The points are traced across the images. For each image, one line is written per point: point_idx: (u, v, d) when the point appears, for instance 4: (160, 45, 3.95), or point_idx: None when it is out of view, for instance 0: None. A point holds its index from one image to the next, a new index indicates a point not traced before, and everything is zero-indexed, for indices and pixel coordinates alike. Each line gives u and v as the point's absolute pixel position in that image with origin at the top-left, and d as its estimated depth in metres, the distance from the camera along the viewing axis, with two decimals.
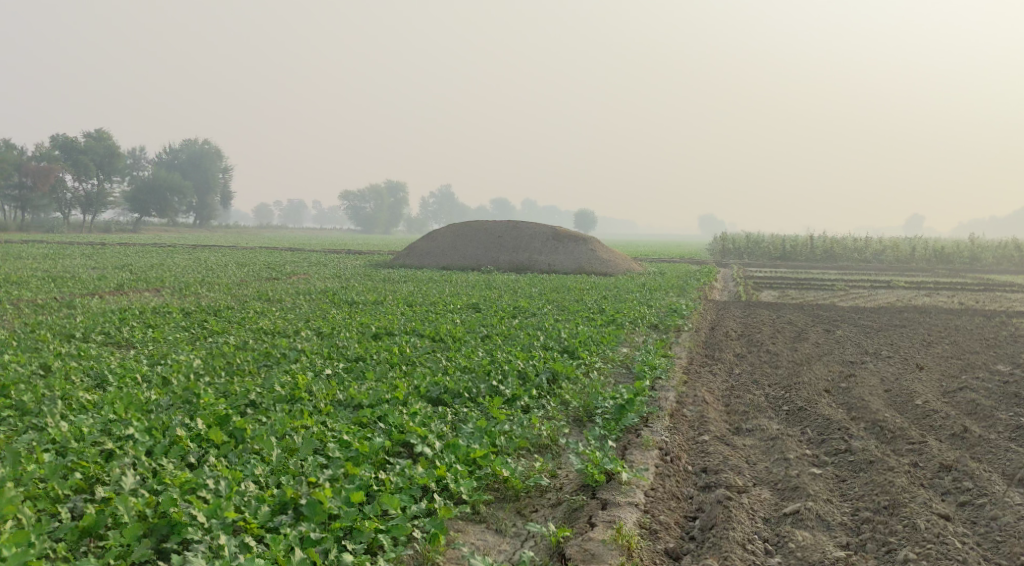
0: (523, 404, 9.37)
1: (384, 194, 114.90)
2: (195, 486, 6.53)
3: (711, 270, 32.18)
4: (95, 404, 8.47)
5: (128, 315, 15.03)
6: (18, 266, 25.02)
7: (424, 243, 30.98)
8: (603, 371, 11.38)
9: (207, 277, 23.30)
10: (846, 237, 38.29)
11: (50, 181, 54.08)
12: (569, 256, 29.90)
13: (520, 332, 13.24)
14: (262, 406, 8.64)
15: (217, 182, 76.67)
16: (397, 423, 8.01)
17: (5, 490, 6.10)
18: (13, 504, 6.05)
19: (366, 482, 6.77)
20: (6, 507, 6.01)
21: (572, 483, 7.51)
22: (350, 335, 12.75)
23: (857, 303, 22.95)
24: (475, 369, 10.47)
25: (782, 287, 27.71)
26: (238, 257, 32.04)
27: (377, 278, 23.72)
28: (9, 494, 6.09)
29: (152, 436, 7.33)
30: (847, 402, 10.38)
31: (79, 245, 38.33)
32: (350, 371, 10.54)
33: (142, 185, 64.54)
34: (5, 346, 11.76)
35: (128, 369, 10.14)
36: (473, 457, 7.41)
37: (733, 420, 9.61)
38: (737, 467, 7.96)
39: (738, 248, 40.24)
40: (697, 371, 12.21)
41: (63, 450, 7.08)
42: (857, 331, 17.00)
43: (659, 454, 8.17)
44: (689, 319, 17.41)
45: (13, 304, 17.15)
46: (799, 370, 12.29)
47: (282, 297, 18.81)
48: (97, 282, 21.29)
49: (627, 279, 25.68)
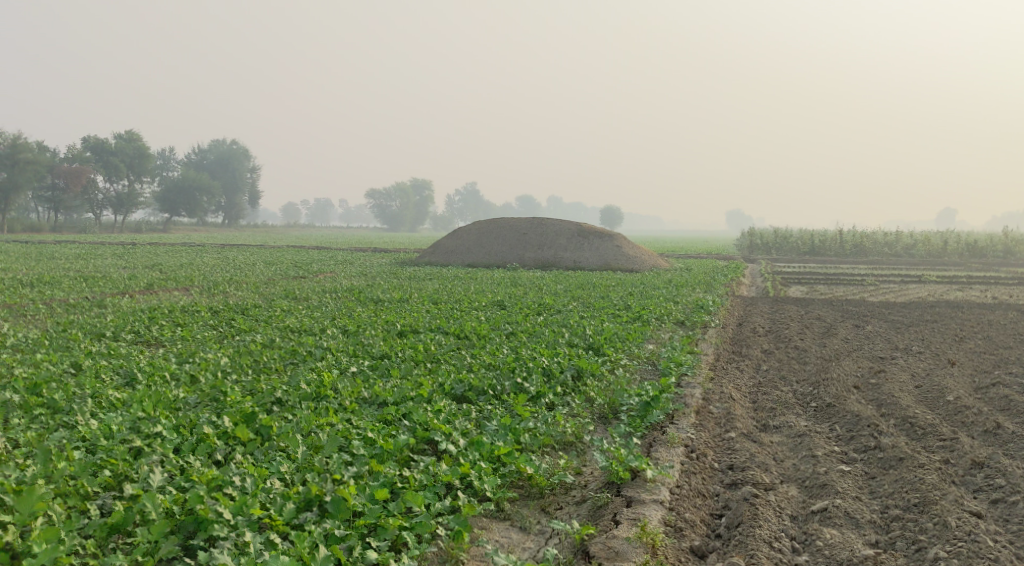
0: (547, 401, 9.35)
1: (410, 192, 115.30)
2: (221, 483, 6.59)
3: (738, 265, 31.95)
4: (124, 402, 8.56)
5: (157, 314, 15.21)
6: (51, 266, 25.42)
7: (450, 240, 31.04)
8: (629, 368, 11.34)
9: (235, 276, 23.52)
10: (876, 231, 37.82)
11: (82, 181, 54.86)
12: (595, 252, 29.83)
13: (545, 329, 13.21)
14: (288, 404, 8.70)
15: (245, 182, 77.36)
16: (422, 421, 8.02)
17: (36, 487, 6.17)
18: (43, 501, 6.12)
19: (390, 479, 6.79)
20: (37, 504, 6.09)
21: (597, 480, 7.49)
22: (376, 333, 12.79)
23: (887, 298, 22.65)
24: (500, 366, 10.47)
25: (810, 282, 27.44)
26: (267, 256, 32.31)
27: (403, 276, 23.81)
28: (39, 491, 6.17)
29: (180, 434, 7.41)
30: (877, 398, 10.25)
31: (110, 245, 38.88)
32: (375, 369, 10.57)
33: (171, 185, 65.25)
34: (38, 345, 11.94)
35: (157, 368, 10.25)
36: (498, 455, 7.41)
37: (760, 417, 9.54)
38: (764, 464, 7.89)
39: (766, 243, 39.93)
40: (724, 368, 12.12)
41: (92, 448, 7.17)
42: (887, 327, 16.79)
43: (685, 451, 8.12)
44: (716, 315, 17.29)
45: (47, 303, 17.42)
46: (828, 366, 12.16)
47: (309, 295, 18.95)
48: (128, 282, 21.57)
49: (654, 276, 25.56)
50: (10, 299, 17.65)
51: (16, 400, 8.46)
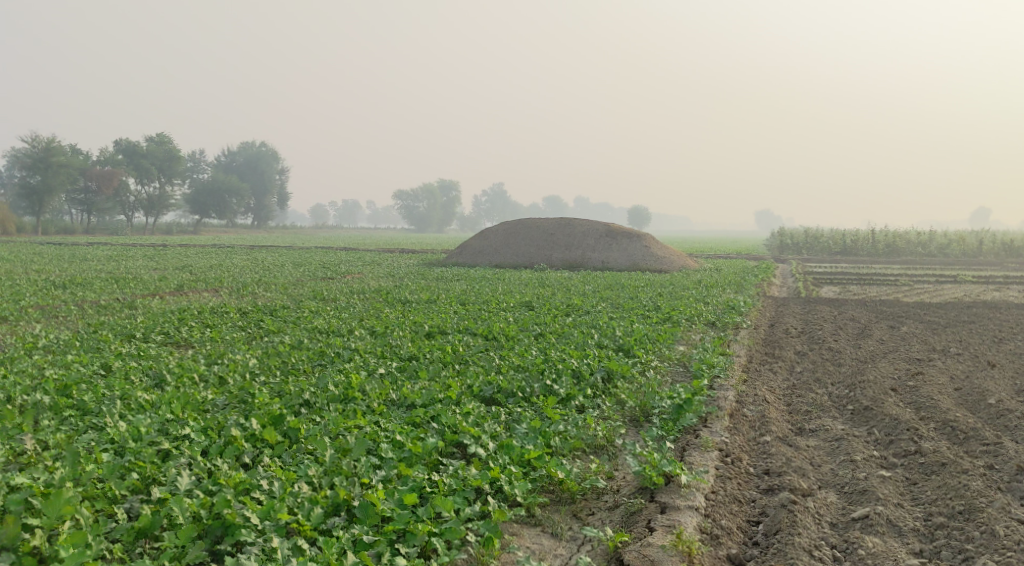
0: (577, 403, 9.21)
1: (438, 193, 115.57)
2: (249, 487, 6.53)
3: (769, 266, 31.59)
4: (153, 403, 8.54)
5: (187, 315, 15.26)
6: (83, 268, 25.70)
7: (477, 241, 30.97)
8: (660, 370, 11.16)
9: (264, 277, 23.62)
10: (910, 231, 37.24)
11: (114, 184, 55.50)
12: (623, 252, 29.62)
13: (574, 330, 13.08)
14: (317, 406, 8.63)
15: (274, 184, 77.88)
16: (450, 424, 7.92)
17: (63, 490, 6.15)
18: (71, 505, 6.08)
19: (419, 484, 6.69)
20: (64, 507, 6.05)
21: (629, 485, 7.33)
22: (404, 334, 12.74)
23: (922, 299, 22.23)
24: (529, 368, 10.34)
25: (842, 283, 27.05)
26: (295, 257, 32.47)
27: (430, 276, 23.80)
28: (67, 494, 6.13)
29: (208, 436, 7.37)
30: (915, 401, 9.99)
31: (142, 247, 39.37)
32: (403, 370, 10.50)
33: (202, 187, 65.85)
34: (69, 347, 12.01)
35: (185, 369, 10.23)
36: (528, 459, 7.29)
37: (796, 420, 9.32)
38: (801, 469, 7.69)
39: (797, 243, 39.41)
40: (757, 369, 11.91)
41: (121, 450, 7.15)
42: (923, 328, 16.47)
43: (719, 455, 7.94)
44: (748, 315, 17.05)
45: (79, 304, 17.57)
46: (864, 368, 11.90)
47: (337, 296, 18.97)
48: (159, 283, 21.72)
49: (683, 276, 25.30)
50: (43, 300, 17.82)
51: (45, 401, 8.47)
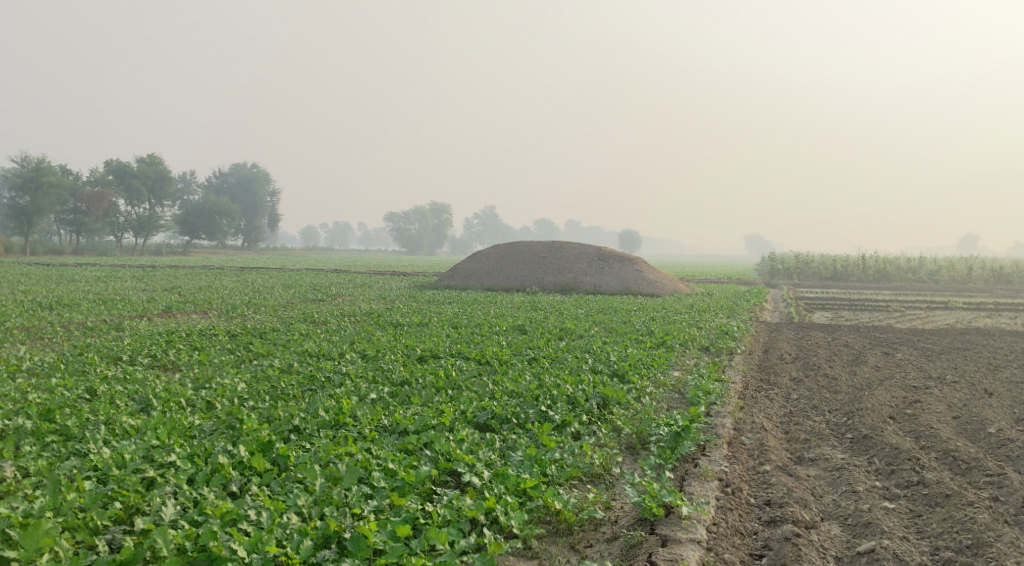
0: (573, 430, 9.02)
1: (429, 216, 115.61)
2: (236, 517, 6.33)
3: (761, 290, 31.53)
4: (138, 429, 8.32)
5: (175, 338, 15.03)
6: (71, 289, 25.42)
7: (468, 264, 30.82)
8: (656, 397, 10.96)
9: (253, 299, 23.38)
10: (899, 256, 37.31)
11: (104, 205, 55.25)
12: (615, 276, 29.51)
13: (567, 355, 12.92)
14: (306, 432, 8.43)
15: (264, 205, 77.65)
16: (444, 451, 7.73)
17: (43, 521, 5.94)
18: (49, 537, 5.88)
19: (412, 515, 6.50)
20: (42, 540, 5.84)
21: (628, 516, 7.15)
22: (395, 358, 12.55)
23: (915, 325, 22.18)
24: (523, 394, 10.15)
25: (835, 308, 27.01)
26: (285, 279, 32.28)
27: (422, 299, 23.65)
28: (46, 526, 5.93)
29: (194, 463, 7.14)
30: (914, 430, 9.85)
31: (131, 267, 39.09)
32: (395, 396, 10.31)
33: (192, 208, 65.58)
34: (54, 370, 11.76)
35: (173, 394, 10.00)
36: (524, 488, 7.10)
37: (795, 449, 9.15)
38: (803, 500, 7.54)
39: (787, 268, 39.35)
40: (753, 397, 11.73)
41: (104, 478, 6.93)
42: (918, 354, 16.38)
43: (719, 485, 7.77)
44: (741, 341, 16.89)
45: (65, 326, 17.32)
46: (861, 396, 11.73)
47: (327, 319, 18.76)
48: (147, 304, 21.48)
49: (675, 300, 25.21)
50: (28, 321, 17.54)
51: (28, 426, 8.25)
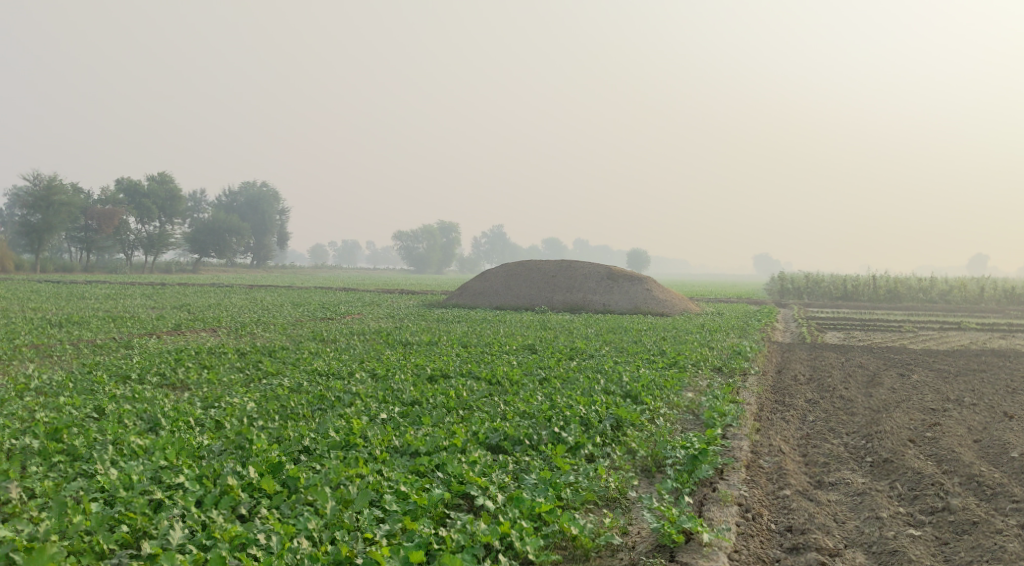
0: (587, 452, 8.85)
1: (437, 234, 115.74)
2: (246, 541, 6.20)
3: (771, 310, 31.30)
4: (146, 449, 8.19)
5: (184, 356, 14.93)
6: (80, 306, 25.39)
7: (477, 283, 30.71)
8: (669, 419, 10.78)
9: (262, 317, 23.29)
10: (910, 276, 37.04)
11: (115, 223, 55.43)
12: (625, 295, 29.34)
13: (579, 374, 12.78)
14: (317, 453, 8.28)
15: (274, 224, 77.82)
16: (456, 473, 7.58)
17: (49, 545, 5.81)
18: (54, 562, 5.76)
19: (425, 540, 6.34)
20: None
21: (646, 542, 6.98)
22: (405, 377, 12.42)
23: (928, 346, 21.96)
24: (535, 415, 9.98)
25: (847, 328, 26.76)
26: (294, 297, 32.13)
27: (431, 318, 23.52)
28: (50, 550, 5.83)
29: (203, 485, 6.99)
30: (936, 453, 9.65)
31: (140, 285, 39.11)
32: (405, 416, 10.16)
33: (202, 227, 65.76)
34: (62, 389, 11.66)
35: (182, 413, 9.88)
36: (539, 513, 6.94)
37: (814, 473, 8.95)
38: (825, 526, 7.43)
39: (796, 288, 39.03)
40: (769, 418, 11.54)
41: (111, 499, 6.79)
42: (934, 375, 16.14)
43: (739, 510, 7.62)
44: (754, 361, 16.69)
45: (73, 344, 17.22)
46: (879, 418, 11.52)
47: (336, 337, 18.63)
48: (156, 322, 21.38)
49: (686, 320, 25.05)
50: (37, 339, 17.46)
51: (34, 446, 8.14)
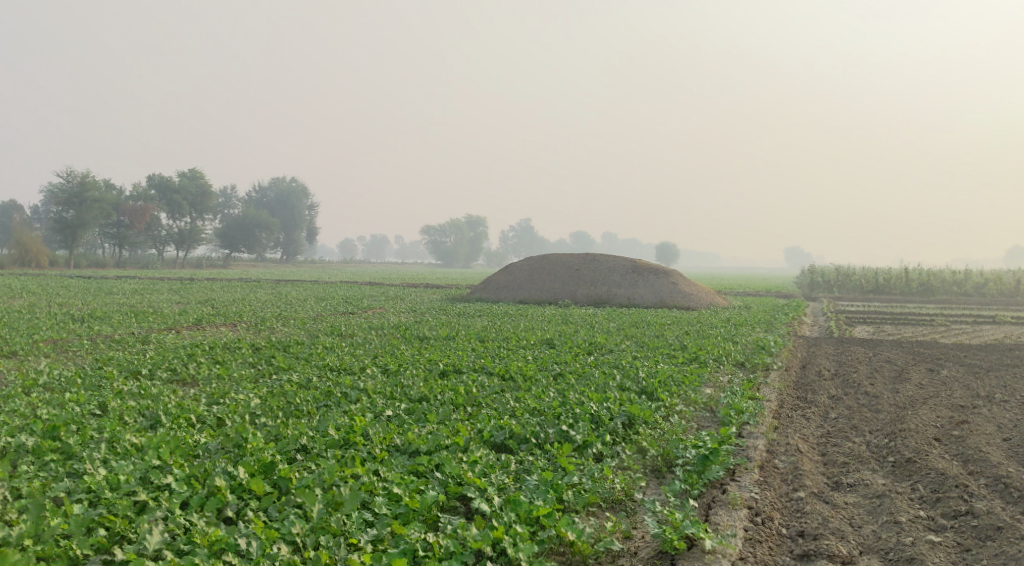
0: (595, 452, 8.54)
1: (466, 228, 115.75)
2: (225, 547, 6.02)
3: (800, 303, 30.71)
4: (141, 448, 8.01)
5: (198, 351, 14.80)
6: (105, 301, 25.49)
7: (501, 277, 30.41)
8: (685, 416, 10.42)
9: (284, 312, 23.19)
10: (944, 269, 36.24)
11: (146, 219, 55.84)
12: (650, 288, 28.90)
13: (595, 370, 12.45)
14: (314, 452, 8.05)
15: (303, 219, 78.17)
16: (454, 474, 7.30)
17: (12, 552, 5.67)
18: None
19: (411, 547, 6.12)
20: None
21: (648, 548, 6.71)
22: (416, 373, 12.18)
23: (961, 339, 21.37)
24: (545, 412, 9.68)
25: (876, 322, 26.14)
26: (317, 291, 32.19)
27: (452, 312, 23.34)
28: (14, 557, 5.69)
29: (191, 486, 6.80)
30: (962, 453, 9.21)
31: (170, 280, 39.42)
32: (411, 413, 9.90)
33: (231, 222, 66.11)
34: (70, 385, 11.55)
35: (184, 410, 9.71)
36: (536, 516, 6.68)
37: (832, 473, 8.57)
38: (840, 531, 7.09)
39: (827, 281, 38.20)
40: (789, 416, 11.14)
41: (96, 501, 6.63)
42: (965, 371, 15.61)
43: (748, 514, 7.29)
44: (778, 356, 16.25)
45: (91, 339, 17.20)
46: (904, 416, 11.06)
47: (354, 332, 18.44)
48: (178, 317, 21.38)
49: (711, 313, 24.61)
50: (57, 334, 17.49)
51: (28, 444, 7.99)
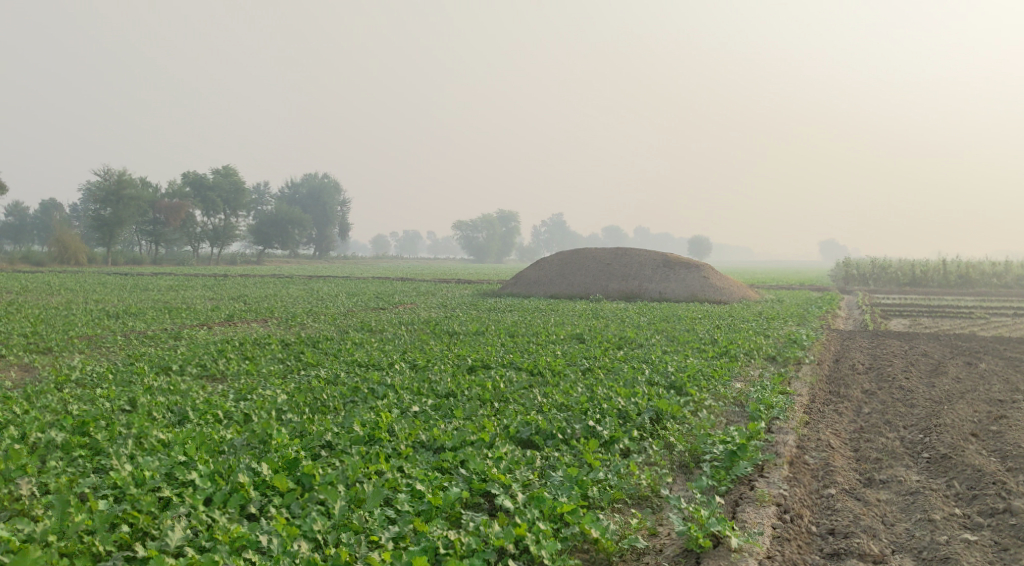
0: (621, 447, 8.43)
1: (497, 224, 115.86)
2: (247, 544, 6.06)
3: (834, 297, 30.28)
4: (167, 443, 8.05)
5: (228, 347, 14.89)
6: (140, 298, 25.83)
7: (532, 271, 30.32)
8: (713, 411, 10.29)
9: (315, 308, 23.33)
10: (983, 261, 35.59)
11: (181, 216, 56.49)
12: (682, 282, 28.65)
13: (624, 365, 12.34)
14: (338, 448, 8.03)
15: (336, 215, 78.70)
16: (478, 470, 7.25)
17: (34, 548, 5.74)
18: None
19: (432, 544, 6.09)
20: None
21: (673, 545, 6.62)
22: (444, 368, 12.16)
23: (1000, 332, 20.94)
24: (572, 407, 9.59)
25: (913, 315, 25.70)
26: (349, 287, 32.41)
27: (483, 307, 23.34)
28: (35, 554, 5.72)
29: (215, 482, 6.82)
30: (1000, 449, 8.98)
31: (204, 276, 39.78)
32: (438, 409, 9.86)
33: (265, 218, 66.68)
34: (101, 381, 11.69)
35: (212, 405, 9.75)
36: (560, 513, 6.61)
37: (865, 469, 8.38)
38: (871, 529, 6.94)
39: (862, 274, 37.55)
40: (820, 411, 10.93)
41: (121, 496, 6.68)
42: (1004, 364, 15.28)
43: (777, 511, 7.14)
44: (810, 350, 15.99)
45: (125, 335, 17.39)
46: (939, 410, 10.82)
47: (384, 327, 18.48)
48: (210, 313, 21.58)
49: (744, 307, 24.32)
50: (91, 330, 17.73)
51: (57, 440, 8.06)
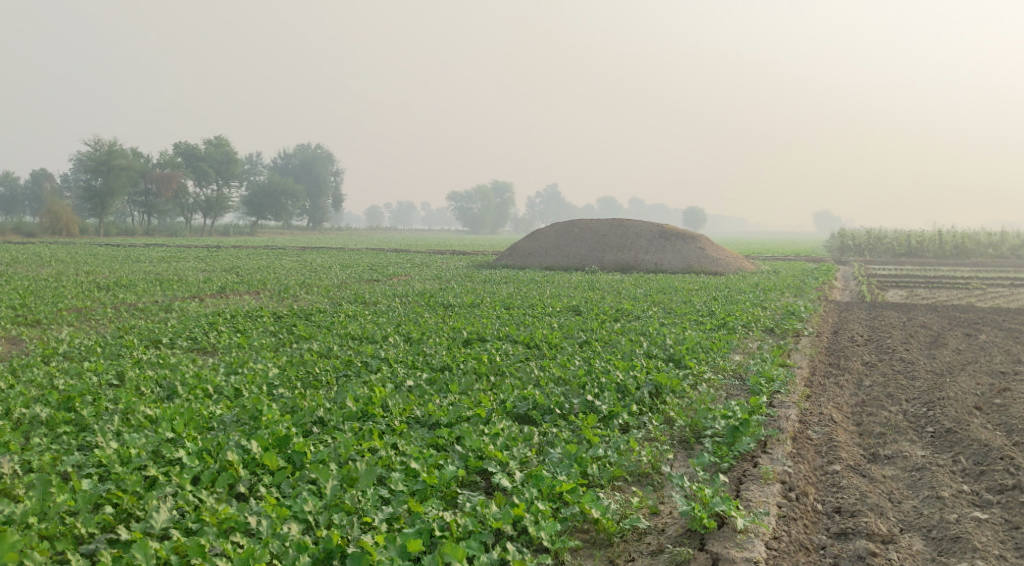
0: (620, 422, 8.23)
1: (492, 195, 115.32)
2: (235, 525, 5.88)
3: (830, 267, 30.07)
4: (155, 419, 7.83)
5: (220, 319, 14.64)
6: (131, 269, 25.54)
7: (527, 243, 30.04)
8: (713, 384, 10.08)
9: (307, 279, 23.06)
10: (979, 231, 35.43)
11: (173, 186, 55.88)
12: (677, 254, 28.39)
13: (622, 337, 12.14)
14: (330, 425, 7.81)
15: (329, 186, 78.08)
16: (474, 447, 7.05)
17: (10, 534, 5.51)
18: (15, 551, 5.44)
19: (427, 526, 5.90)
20: (9, 554, 5.41)
21: (676, 524, 6.45)
22: (439, 341, 11.93)
23: (997, 303, 20.75)
24: (570, 381, 9.39)
25: (910, 285, 25.52)
26: (343, 258, 32.10)
27: (478, 279, 23.09)
28: (12, 538, 5.50)
29: (203, 460, 6.61)
30: (1005, 423, 8.82)
31: (197, 247, 39.38)
32: (433, 383, 9.64)
33: (257, 189, 66.11)
34: (89, 354, 11.46)
35: (201, 380, 9.51)
36: (559, 492, 6.44)
37: (869, 444, 8.21)
38: (878, 507, 6.77)
39: (857, 244, 37.41)
40: (821, 384, 10.75)
41: (106, 475, 6.48)
42: (1004, 336, 15.11)
43: (782, 489, 6.98)
44: (809, 322, 15.80)
45: (115, 307, 17.14)
46: (942, 383, 10.65)
47: (377, 300, 18.21)
48: (202, 285, 21.30)
49: (740, 278, 24.11)
50: (81, 302, 17.45)
51: (42, 416, 7.84)
